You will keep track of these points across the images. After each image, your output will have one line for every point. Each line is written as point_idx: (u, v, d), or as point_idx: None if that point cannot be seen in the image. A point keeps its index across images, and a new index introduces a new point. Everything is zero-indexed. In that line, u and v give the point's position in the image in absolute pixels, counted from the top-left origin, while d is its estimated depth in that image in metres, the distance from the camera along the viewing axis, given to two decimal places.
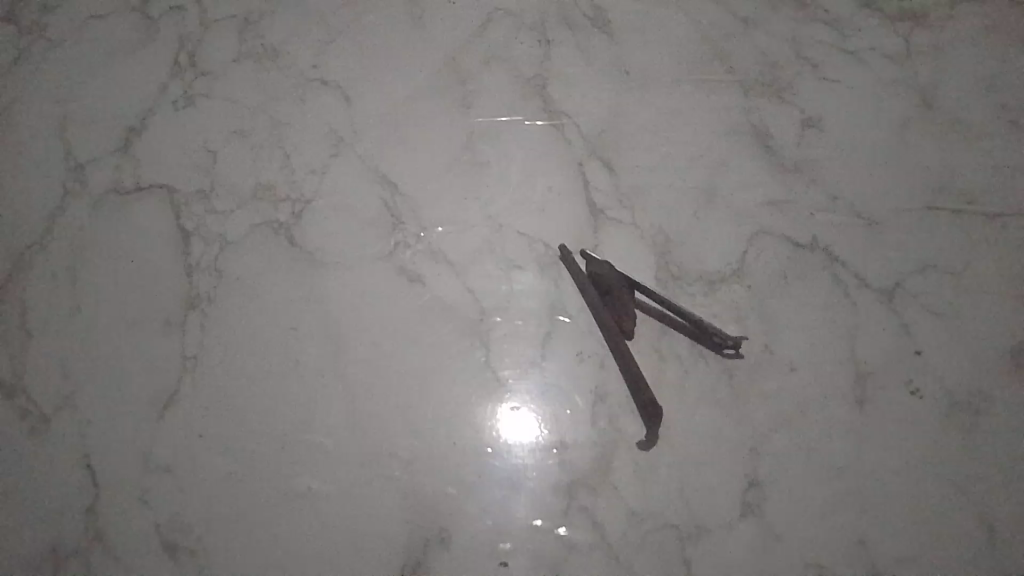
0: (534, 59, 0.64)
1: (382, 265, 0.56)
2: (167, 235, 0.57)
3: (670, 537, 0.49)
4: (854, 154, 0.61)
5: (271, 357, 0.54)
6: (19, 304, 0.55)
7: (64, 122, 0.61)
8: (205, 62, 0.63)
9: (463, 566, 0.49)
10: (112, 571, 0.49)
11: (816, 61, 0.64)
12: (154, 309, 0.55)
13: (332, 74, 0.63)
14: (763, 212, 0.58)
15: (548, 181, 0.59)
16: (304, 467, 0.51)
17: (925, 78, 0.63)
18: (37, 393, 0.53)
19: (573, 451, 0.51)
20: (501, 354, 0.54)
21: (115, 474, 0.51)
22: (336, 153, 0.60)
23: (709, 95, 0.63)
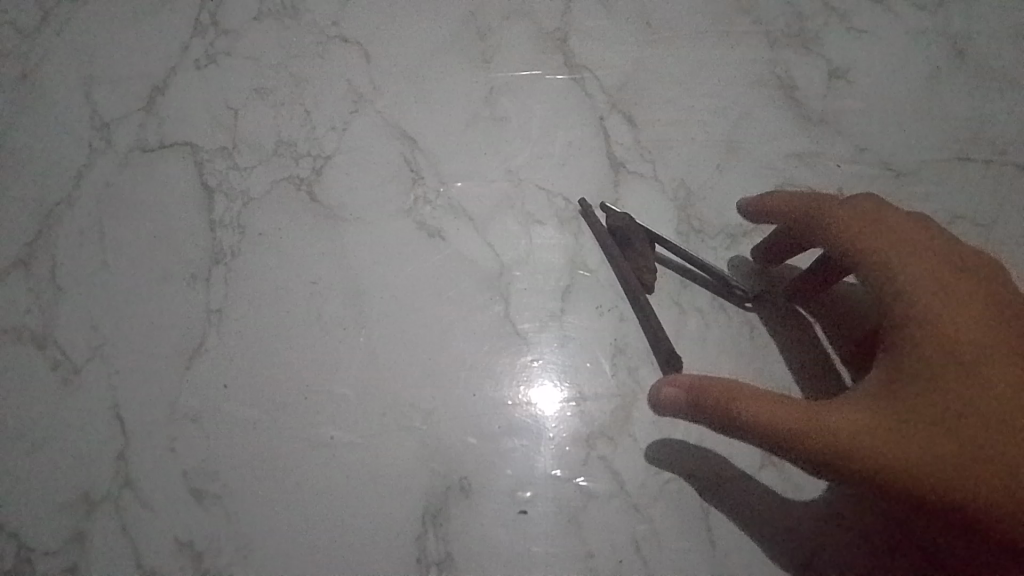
0: (555, 13, 0.61)
1: (401, 220, 0.56)
2: (191, 191, 0.58)
3: (689, 486, 0.50)
4: (885, 105, 0.59)
5: (295, 310, 0.55)
6: (49, 259, 0.57)
7: (87, 79, 0.61)
8: (223, 18, 0.61)
9: (483, 513, 0.50)
10: (148, 513, 0.51)
11: (853, 6, 0.61)
12: (180, 264, 0.56)
13: (351, 29, 0.61)
14: (788, 164, 0.57)
15: (571, 135, 0.58)
16: (328, 416, 0.52)
17: (966, 22, 0.60)
18: (70, 345, 0.55)
19: (592, 402, 0.52)
20: (521, 308, 0.54)
21: (146, 423, 0.53)
22: (356, 110, 0.59)
23: (741, 44, 0.60)
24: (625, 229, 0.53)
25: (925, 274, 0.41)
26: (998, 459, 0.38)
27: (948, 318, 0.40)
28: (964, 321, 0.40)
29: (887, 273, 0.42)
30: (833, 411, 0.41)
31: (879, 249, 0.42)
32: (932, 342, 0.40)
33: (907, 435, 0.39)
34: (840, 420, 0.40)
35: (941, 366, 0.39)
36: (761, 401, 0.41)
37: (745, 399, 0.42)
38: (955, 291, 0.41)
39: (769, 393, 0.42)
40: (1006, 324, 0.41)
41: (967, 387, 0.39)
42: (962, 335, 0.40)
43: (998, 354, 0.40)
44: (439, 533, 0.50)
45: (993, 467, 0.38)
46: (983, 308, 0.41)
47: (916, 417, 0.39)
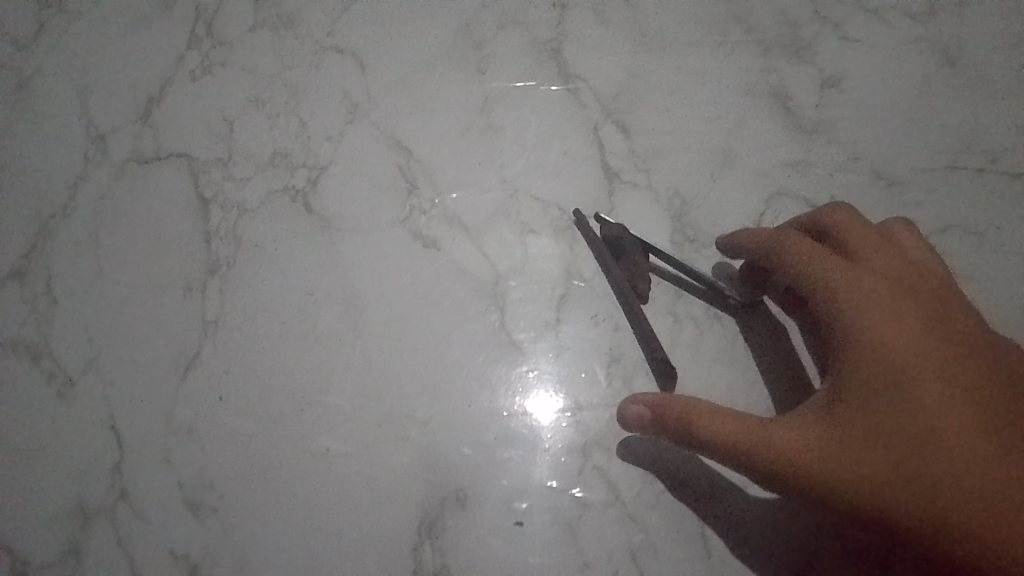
0: (549, 23, 0.61)
1: (396, 230, 0.56)
2: (186, 202, 0.58)
3: (685, 496, 0.50)
4: (878, 114, 0.59)
5: (290, 320, 0.55)
6: (45, 271, 0.57)
7: (82, 91, 0.61)
8: (218, 30, 0.61)
9: (479, 523, 0.50)
10: (144, 525, 0.51)
11: (846, 16, 0.61)
12: (175, 275, 0.56)
13: (346, 41, 0.61)
14: (782, 173, 0.58)
15: (565, 144, 0.58)
16: (324, 427, 0.52)
17: (958, 31, 0.61)
18: (66, 357, 0.55)
19: (588, 411, 0.52)
20: (516, 317, 0.54)
21: (141, 435, 0.53)
22: (351, 120, 0.59)
23: (734, 54, 0.60)
24: (618, 239, 0.54)
25: (861, 296, 0.45)
26: (930, 469, 0.41)
27: (883, 335, 0.44)
28: (897, 338, 0.44)
29: (829, 294, 0.46)
30: (780, 424, 0.44)
31: (822, 273, 0.47)
32: (871, 368, 0.43)
33: (847, 444, 0.42)
34: (786, 432, 0.43)
35: (877, 379, 0.43)
36: (717, 416, 0.45)
37: (703, 413, 0.45)
38: (889, 311, 0.45)
39: (724, 409, 0.45)
40: (938, 343, 0.44)
41: (901, 399, 0.42)
42: (896, 351, 0.43)
43: (930, 369, 0.43)
44: (435, 544, 0.50)
45: (927, 476, 0.41)
46: (916, 327, 0.45)
47: (855, 427, 0.42)
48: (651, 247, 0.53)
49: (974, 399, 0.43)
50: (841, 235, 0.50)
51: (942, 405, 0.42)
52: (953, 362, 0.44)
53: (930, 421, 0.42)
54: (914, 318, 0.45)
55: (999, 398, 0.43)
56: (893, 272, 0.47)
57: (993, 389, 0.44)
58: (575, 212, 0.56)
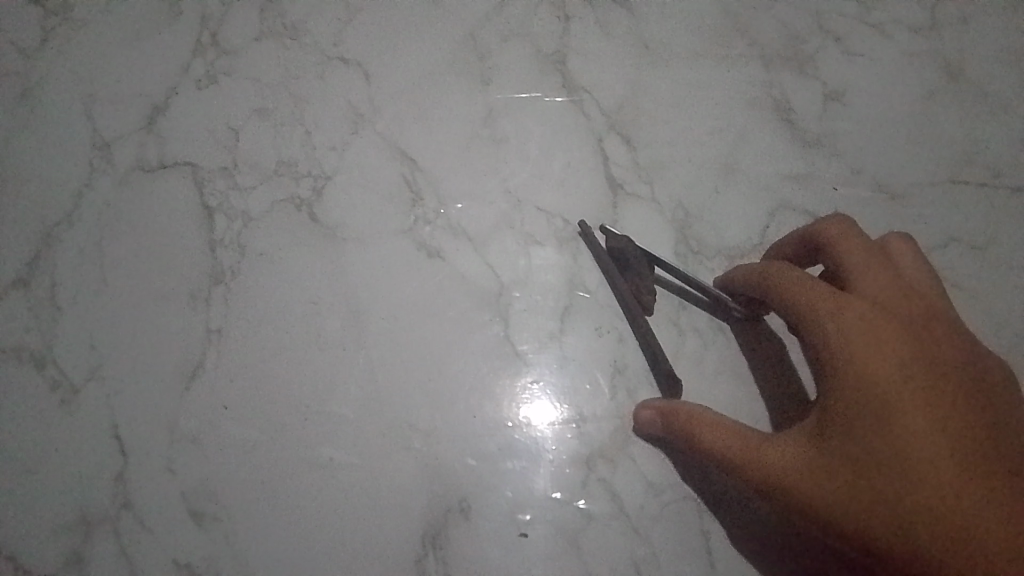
0: (554, 35, 0.61)
1: (400, 240, 0.57)
2: (191, 211, 0.58)
3: (689, 507, 0.50)
4: (880, 127, 0.60)
5: (295, 329, 0.55)
6: (49, 279, 0.57)
7: (87, 98, 0.61)
8: (224, 39, 0.62)
9: (482, 535, 0.50)
10: (147, 535, 0.51)
11: (848, 29, 0.61)
12: (180, 284, 0.56)
13: (351, 51, 0.61)
14: (785, 186, 0.58)
15: (569, 156, 0.58)
16: (327, 437, 0.52)
17: (960, 45, 0.61)
18: (69, 365, 0.55)
19: (592, 423, 0.52)
20: (521, 328, 0.54)
21: (144, 444, 0.53)
22: (356, 130, 0.59)
23: (737, 67, 0.61)
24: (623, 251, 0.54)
25: (855, 328, 0.44)
26: (916, 513, 0.41)
27: (875, 372, 0.42)
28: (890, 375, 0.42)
29: (820, 326, 0.45)
30: (772, 446, 0.44)
31: (813, 302, 0.45)
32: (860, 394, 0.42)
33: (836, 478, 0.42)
34: (777, 456, 0.43)
35: (867, 417, 0.42)
36: (716, 427, 0.46)
37: (702, 423, 0.46)
38: (885, 343, 0.43)
39: (724, 420, 0.46)
40: (936, 380, 0.43)
41: (892, 439, 0.41)
42: (889, 390, 0.42)
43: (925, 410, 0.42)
44: (438, 554, 0.50)
45: (912, 519, 0.41)
46: (914, 361, 0.43)
47: (844, 463, 0.42)
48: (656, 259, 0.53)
49: (969, 443, 0.42)
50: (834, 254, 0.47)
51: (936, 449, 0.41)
52: (950, 402, 0.42)
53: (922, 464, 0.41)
54: (912, 353, 0.43)
55: (998, 441, 0.42)
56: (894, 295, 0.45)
57: (990, 430, 0.42)
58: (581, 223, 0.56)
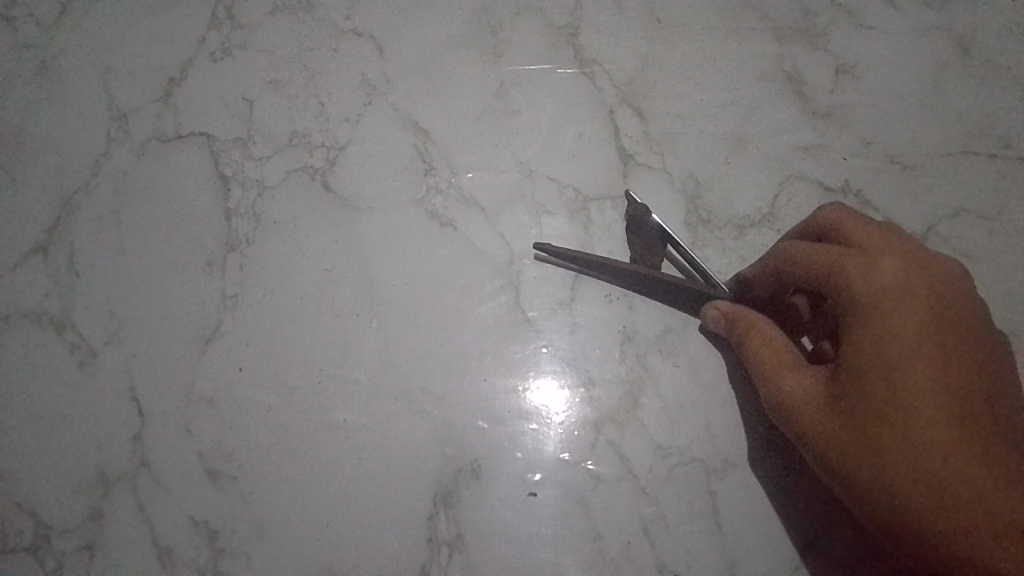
0: (567, 9, 0.61)
1: (413, 209, 0.57)
2: (207, 180, 0.59)
3: (696, 470, 0.51)
4: (890, 100, 0.60)
5: (309, 295, 0.56)
6: (68, 245, 0.58)
7: (104, 70, 0.62)
8: (239, 12, 0.62)
9: (492, 495, 0.51)
10: (163, 493, 0.52)
11: (859, 4, 0.61)
12: (196, 251, 0.57)
13: (364, 24, 0.62)
14: (796, 157, 0.58)
15: (580, 127, 0.59)
16: (340, 400, 0.53)
17: (972, 18, 0.61)
18: (88, 329, 0.56)
19: (601, 388, 0.52)
20: (531, 295, 0.55)
21: (161, 406, 0.54)
22: (369, 102, 0.60)
23: (748, 40, 0.61)
24: (642, 219, 0.53)
25: (884, 297, 0.42)
26: (905, 475, 0.41)
27: (897, 340, 0.41)
28: (911, 344, 0.41)
29: (841, 287, 0.43)
30: (793, 382, 0.45)
31: (836, 264, 0.44)
32: (876, 358, 0.41)
33: (845, 429, 0.43)
34: (795, 391, 0.45)
35: (882, 385, 0.41)
36: (760, 347, 0.47)
37: (749, 340, 0.48)
38: (909, 314, 0.42)
39: (770, 336, 0.47)
40: (957, 363, 0.41)
41: (904, 410, 0.41)
42: (904, 359, 0.41)
43: (941, 382, 0.41)
44: (450, 514, 0.51)
45: (910, 487, 0.41)
46: (938, 338, 0.41)
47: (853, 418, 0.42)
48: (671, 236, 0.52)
49: (981, 421, 0.41)
50: (855, 225, 0.46)
51: (947, 427, 0.41)
52: (969, 382, 0.41)
53: (930, 434, 0.41)
54: (935, 327, 0.42)
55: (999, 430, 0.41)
56: (929, 273, 0.43)
57: (998, 420, 0.41)
58: (537, 244, 0.55)
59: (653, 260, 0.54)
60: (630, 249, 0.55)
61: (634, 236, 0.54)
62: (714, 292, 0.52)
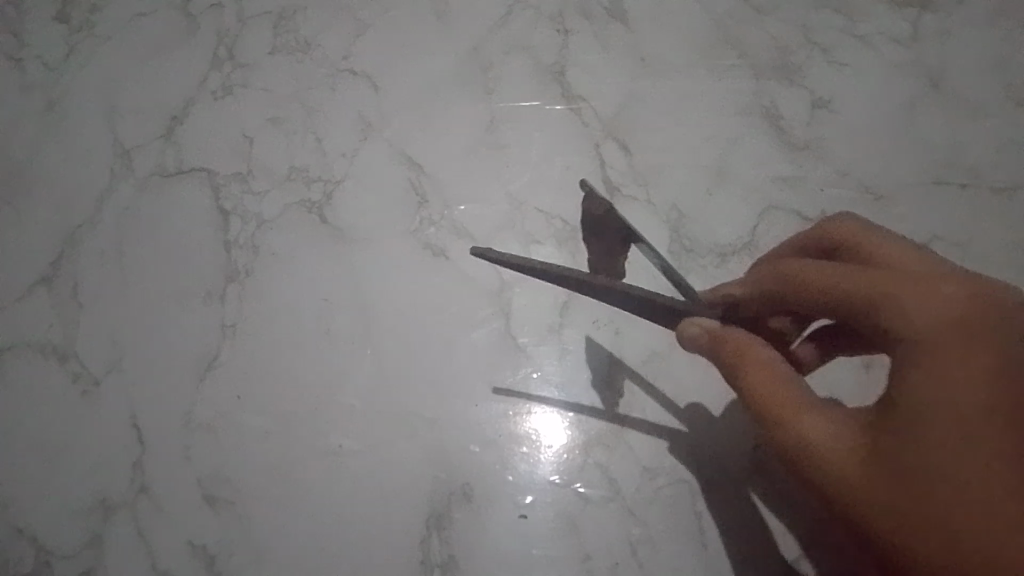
0: (553, 49, 0.65)
1: (407, 240, 0.59)
2: (207, 213, 0.61)
3: (683, 491, 0.53)
4: (864, 132, 0.62)
5: (306, 323, 0.57)
6: (72, 277, 0.59)
7: (110, 109, 0.64)
8: (241, 54, 0.65)
9: (484, 517, 0.52)
10: (160, 519, 0.53)
11: (828, 45, 0.65)
12: (197, 281, 0.59)
13: (361, 64, 0.65)
14: (775, 188, 0.60)
15: (567, 160, 0.61)
16: (335, 426, 0.55)
17: (936, 57, 0.64)
18: (90, 360, 0.57)
19: (589, 411, 0.55)
20: (521, 322, 0.57)
21: (161, 433, 0.55)
22: (365, 138, 0.62)
23: (726, 77, 0.64)
24: (604, 218, 0.48)
25: (932, 331, 0.38)
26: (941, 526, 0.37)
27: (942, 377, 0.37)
28: (963, 384, 0.37)
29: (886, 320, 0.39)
30: (812, 420, 0.40)
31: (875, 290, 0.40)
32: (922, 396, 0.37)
33: (877, 478, 0.38)
34: (813, 425, 0.40)
35: (924, 424, 0.37)
36: (769, 375, 0.42)
37: (756, 364, 0.43)
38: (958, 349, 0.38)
39: (775, 362, 0.43)
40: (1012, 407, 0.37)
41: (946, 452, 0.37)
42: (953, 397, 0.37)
43: (995, 427, 0.37)
44: (442, 536, 0.52)
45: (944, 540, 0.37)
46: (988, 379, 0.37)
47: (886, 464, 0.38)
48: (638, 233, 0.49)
49: None
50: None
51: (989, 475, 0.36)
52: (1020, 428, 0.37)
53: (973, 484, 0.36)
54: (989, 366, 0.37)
55: None
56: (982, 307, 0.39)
57: None
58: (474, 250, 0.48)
59: (615, 265, 0.52)
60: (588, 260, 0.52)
61: (593, 239, 0.50)
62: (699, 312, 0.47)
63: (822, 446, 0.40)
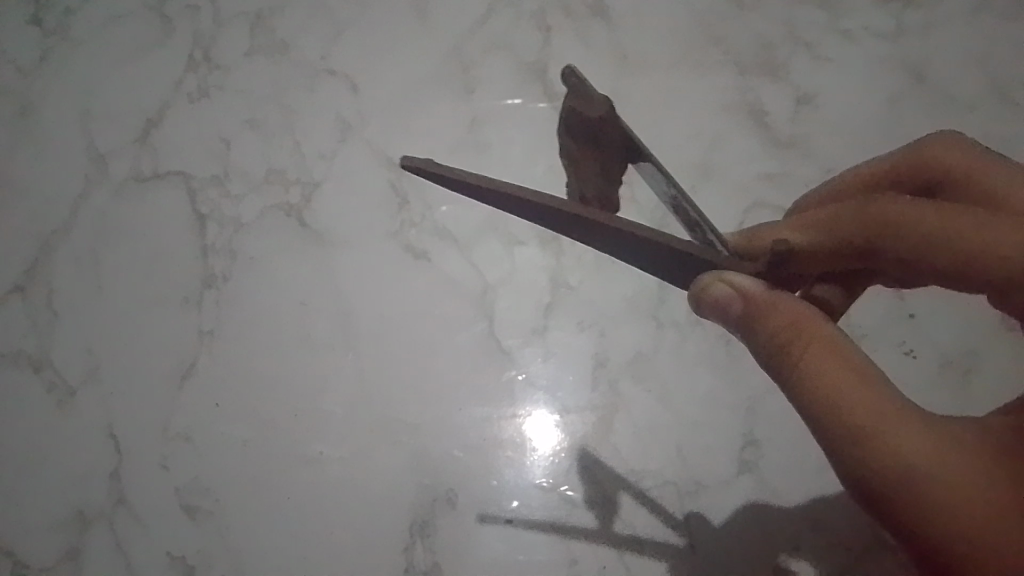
0: (535, 47, 0.64)
1: (388, 242, 0.59)
2: (183, 218, 0.60)
3: (670, 493, 0.52)
4: (848, 128, 0.62)
5: (286, 328, 0.56)
6: (46, 285, 0.58)
7: (84, 113, 0.63)
8: (217, 55, 0.64)
9: (468, 523, 0.51)
10: (138, 532, 0.52)
11: (811, 40, 0.64)
12: (174, 288, 0.58)
13: (339, 65, 0.64)
14: (759, 184, 0.60)
15: (550, 160, 0.61)
16: (316, 434, 0.54)
17: (919, 51, 0.64)
18: (66, 369, 0.56)
19: (575, 414, 0.54)
20: (504, 325, 0.56)
21: (138, 442, 0.54)
22: (344, 139, 0.61)
23: (709, 74, 0.63)
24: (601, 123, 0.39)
25: None
26: None
27: None
28: None
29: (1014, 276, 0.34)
30: (903, 412, 0.34)
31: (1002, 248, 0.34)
32: None
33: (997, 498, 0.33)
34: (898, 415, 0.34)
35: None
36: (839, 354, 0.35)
37: (821, 342, 0.36)
38: None
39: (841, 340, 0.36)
40: None
41: None
42: None
43: None
44: (426, 544, 0.51)
45: None
46: None
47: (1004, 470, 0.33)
48: (639, 141, 0.39)
49: None
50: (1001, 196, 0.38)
51: None
52: None
53: None
54: None
55: None
56: None
57: None
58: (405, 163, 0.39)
59: (610, 194, 0.41)
60: (575, 182, 0.41)
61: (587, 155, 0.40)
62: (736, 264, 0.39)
63: (926, 454, 0.33)
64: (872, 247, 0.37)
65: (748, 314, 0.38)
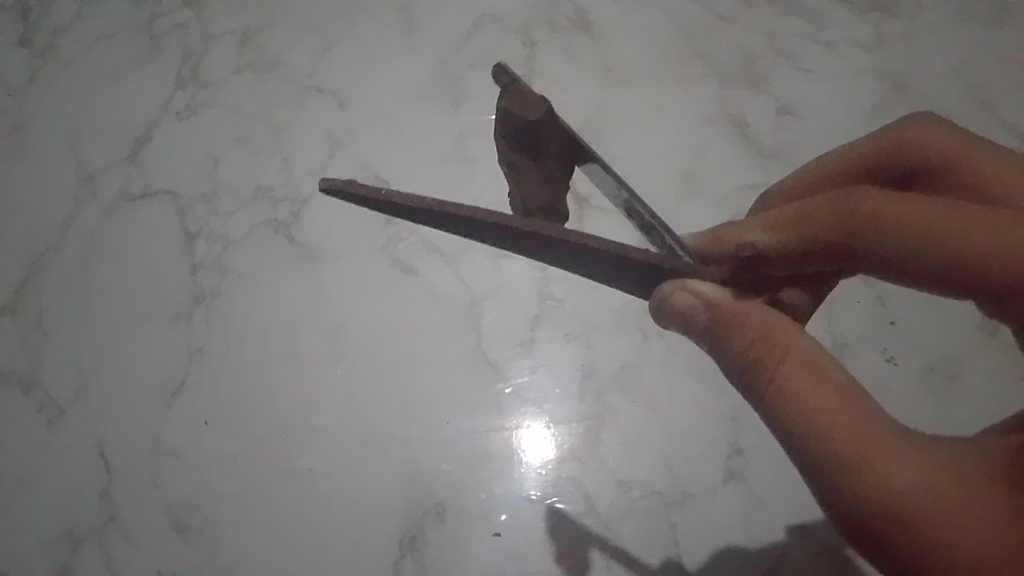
0: (520, 62, 0.65)
1: (376, 257, 0.59)
2: (173, 236, 0.60)
3: (657, 503, 0.52)
4: (830, 137, 0.62)
5: (274, 344, 0.57)
6: (35, 304, 0.58)
7: (73, 133, 0.64)
8: (206, 73, 0.65)
9: (457, 536, 0.52)
10: (127, 550, 0.52)
11: (793, 52, 0.65)
12: (164, 305, 0.58)
13: (327, 82, 0.64)
14: (742, 195, 0.60)
15: None
16: (305, 449, 0.54)
17: (899, 61, 0.64)
18: (55, 388, 0.56)
19: (562, 426, 0.54)
20: (491, 338, 0.57)
21: (128, 460, 0.54)
22: (332, 155, 0.62)
23: (693, 86, 0.64)
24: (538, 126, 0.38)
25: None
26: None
27: None
28: None
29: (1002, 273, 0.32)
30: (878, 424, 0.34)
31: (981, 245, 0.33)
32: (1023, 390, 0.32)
33: (989, 515, 0.32)
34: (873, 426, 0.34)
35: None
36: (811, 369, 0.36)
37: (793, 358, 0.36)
38: None
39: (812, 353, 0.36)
40: None
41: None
42: None
43: None
44: (415, 558, 0.51)
45: None
46: None
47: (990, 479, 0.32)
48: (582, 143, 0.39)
49: None
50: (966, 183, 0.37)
51: None
52: None
53: None
54: None
55: None
56: None
57: None
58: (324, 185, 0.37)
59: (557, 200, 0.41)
60: (520, 191, 0.41)
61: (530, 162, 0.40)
62: (695, 272, 0.39)
63: (908, 470, 0.33)
64: (843, 246, 0.36)
65: (718, 325, 0.38)
